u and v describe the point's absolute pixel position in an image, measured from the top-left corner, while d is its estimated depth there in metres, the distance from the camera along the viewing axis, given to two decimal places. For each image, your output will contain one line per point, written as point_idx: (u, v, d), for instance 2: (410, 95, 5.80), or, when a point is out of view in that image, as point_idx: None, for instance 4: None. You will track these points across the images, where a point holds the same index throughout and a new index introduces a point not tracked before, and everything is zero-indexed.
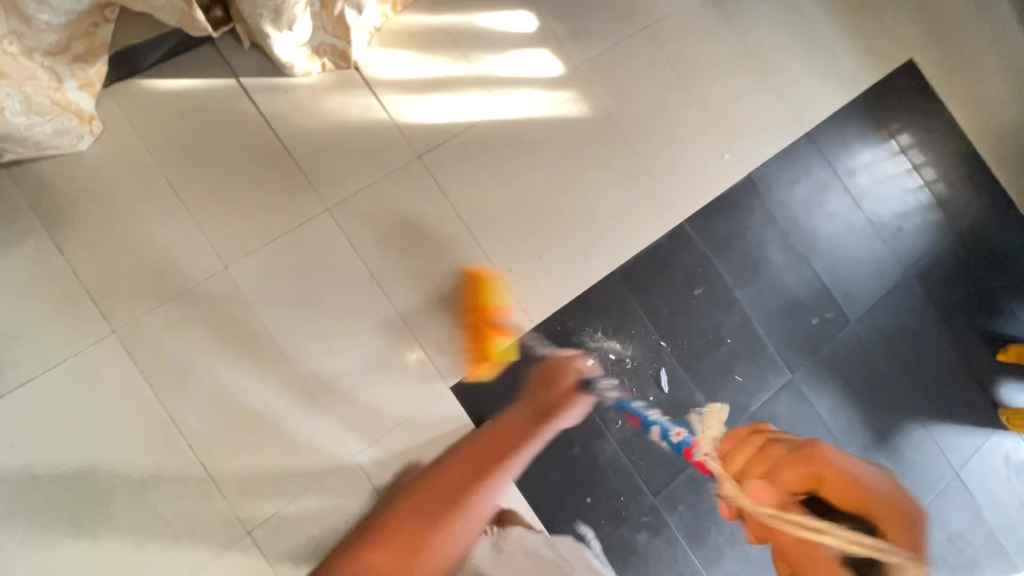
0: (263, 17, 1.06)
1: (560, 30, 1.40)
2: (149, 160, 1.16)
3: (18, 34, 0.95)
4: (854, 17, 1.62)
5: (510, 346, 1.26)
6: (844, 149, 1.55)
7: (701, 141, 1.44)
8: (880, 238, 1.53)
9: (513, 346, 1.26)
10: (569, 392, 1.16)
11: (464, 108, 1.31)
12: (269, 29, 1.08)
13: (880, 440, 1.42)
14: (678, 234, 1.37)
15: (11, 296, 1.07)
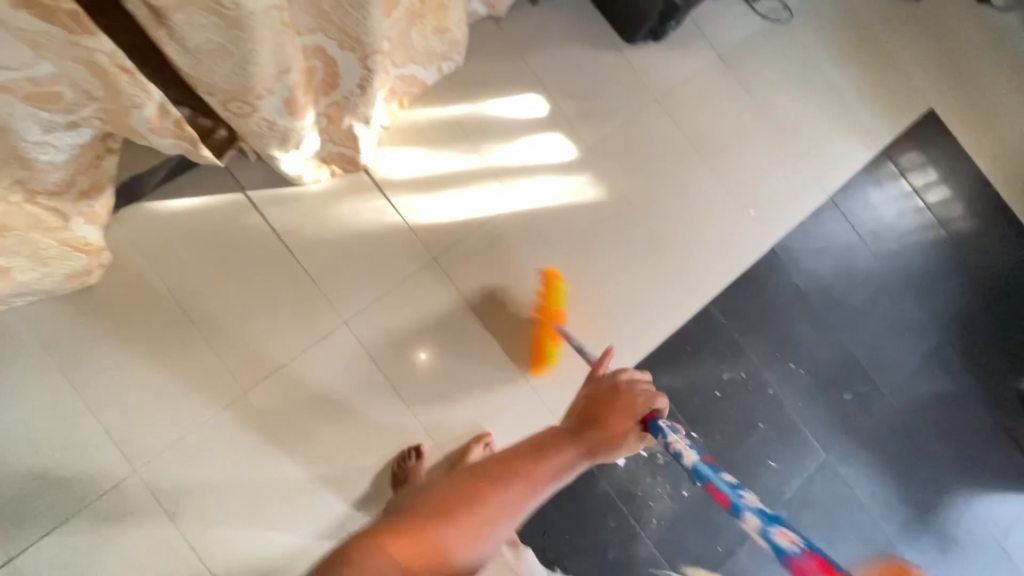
0: (269, 145, 0.99)
1: (571, 110, 1.36)
2: (161, 285, 1.12)
3: (23, 180, 0.90)
4: (871, 69, 1.57)
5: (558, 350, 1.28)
6: (866, 210, 1.51)
7: (722, 215, 1.40)
8: (908, 301, 1.48)
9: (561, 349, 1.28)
10: (616, 434, 0.77)
11: (479, 203, 1.28)
12: (277, 153, 1.02)
13: (922, 515, 1.37)
14: (703, 316, 1.34)
15: (22, 443, 1.02)
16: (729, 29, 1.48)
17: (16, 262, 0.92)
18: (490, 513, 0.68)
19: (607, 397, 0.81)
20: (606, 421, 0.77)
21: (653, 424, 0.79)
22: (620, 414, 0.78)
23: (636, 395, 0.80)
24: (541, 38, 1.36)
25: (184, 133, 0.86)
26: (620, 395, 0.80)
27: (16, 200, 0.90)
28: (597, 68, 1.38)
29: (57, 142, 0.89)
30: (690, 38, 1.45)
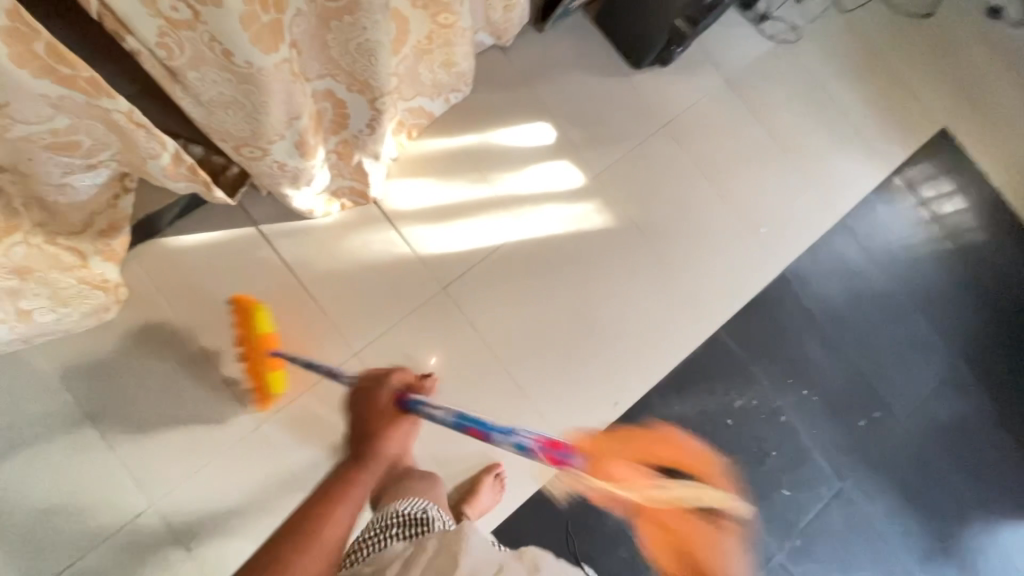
0: (282, 184, 1.01)
1: (578, 137, 1.36)
2: (177, 319, 1.14)
3: (43, 221, 0.93)
4: (881, 89, 1.56)
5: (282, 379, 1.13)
6: (878, 230, 1.49)
7: (731, 238, 1.39)
8: (923, 323, 1.46)
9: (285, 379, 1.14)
10: (393, 415, 0.90)
11: (487, 232, 1.28)
12: (289, 190, 1.04)
13: (942, 545, 1.34)
14: (713, 342, 1.33)
15: (46, 477, 1.05)
16: (736, 52, 1.48)
17: (37, 304, 0.94)
18: (323, 538, 0.74)
19: (365, 403, 0.93)
20: (386, 425, 0.89)
21: (410, 400, 0.88)
22: (388, 411, 0.90)
23: (387, 387, 0.94)
24: (548, 66, 1.36)
25: (199, 177, 0.87)
26: (376, 393, 0.93)
27: (38, 241, 0.92)
28: (604, 94, 1.39)
29: (77, 182, 0.92)
30: (696, 62, 1.45)
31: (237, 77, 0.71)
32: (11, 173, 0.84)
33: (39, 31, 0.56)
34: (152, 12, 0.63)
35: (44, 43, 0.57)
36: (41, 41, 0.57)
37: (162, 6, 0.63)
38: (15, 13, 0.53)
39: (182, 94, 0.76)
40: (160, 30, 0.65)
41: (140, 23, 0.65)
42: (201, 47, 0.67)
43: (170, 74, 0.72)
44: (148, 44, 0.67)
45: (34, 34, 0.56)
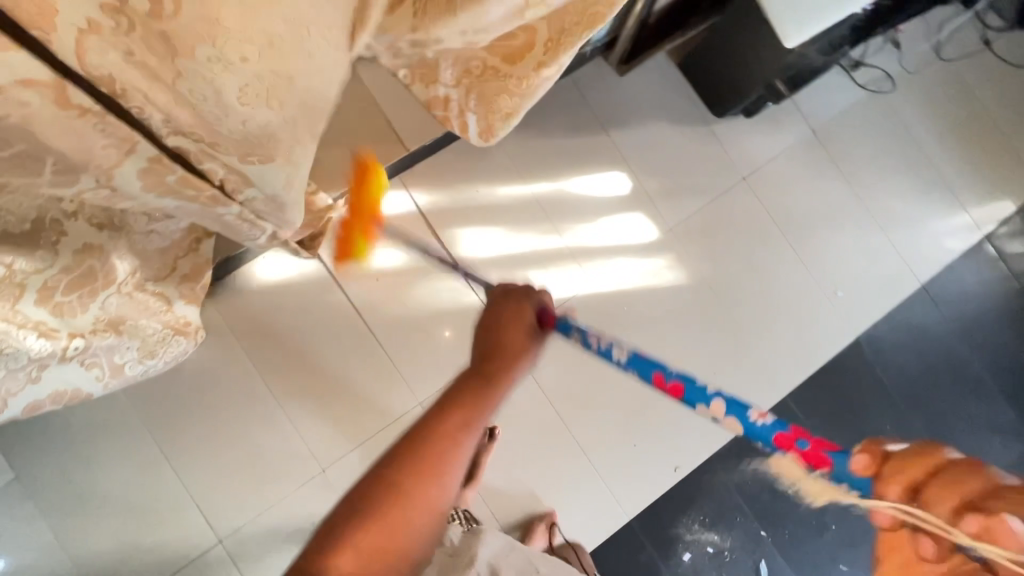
0: None
1: (654, 188, 1.32)
2: (247, 360, 1.15)
3: (133, 269, 0.91)
4: (972, 148, 1.48)
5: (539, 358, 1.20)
6: (962, 298, 1.42)
7: (806, 301, 1.34)
8: (1000, 398, 1.40)
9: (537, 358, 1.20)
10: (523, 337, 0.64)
11: (556, 283, 1.25)
12: None
13: None
14: (780, 410, 1.30)
15: (115, 513, 1.06)
16: (825, 103, 1.41)
17: (129, 358, 0.96)
18: (441, 496, 0.54)
19: (491, 308, 0.67)
20: (511, 353, 0.63)
21: (562, 320, 0.68)
22: (513, 328, 0.64)
23: (530, 306, 0.66)
24: (628, 113, 1.32)
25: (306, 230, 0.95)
26: (513, 302, 0.66)
27: (129, 289, 0.91)
28: (684, 143, 1.34)
29: (162, 228, 0.91)
30: (783, 113, 1.39)
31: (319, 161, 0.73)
32: (107, 229, 0.82)
33: (175, 170, 0.58)
34: (278, 163, 0.65)
35: (178, 176, 0.59)
36: (175, 174, 0.58)
37: (289, 155, 0.65)
38: (159, 159, 0.56)
39: (291, 212, 0.76)
40: (283, 172, 0.67)
41: (267, 178, 0.66)
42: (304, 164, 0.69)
43: (283, 202, 0.73)
44: (271, 189, 0.68)
45: (169, 171, 0.58)
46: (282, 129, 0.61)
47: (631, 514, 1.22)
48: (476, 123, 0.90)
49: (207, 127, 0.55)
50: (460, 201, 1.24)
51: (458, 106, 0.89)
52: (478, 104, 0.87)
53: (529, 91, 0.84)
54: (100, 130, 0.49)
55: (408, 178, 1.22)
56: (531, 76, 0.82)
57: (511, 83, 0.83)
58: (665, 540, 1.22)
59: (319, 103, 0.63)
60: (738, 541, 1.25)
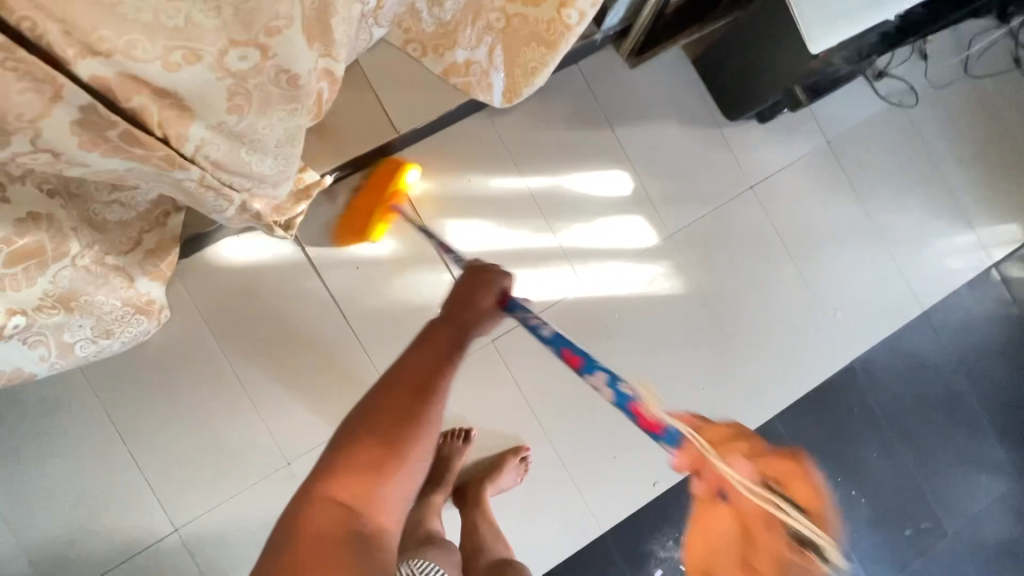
0: None
1: (657, 192, 1.25)
2: (212, 343, 1.08)
3: (90, 242, 0.85)
4: (990, 172, 1.42)
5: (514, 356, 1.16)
6: (963, 326, 1.38)
7: (805, 318, 1.29)
8: (991, 433, 1.37)
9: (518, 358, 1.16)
10: (482, 307, 0.68)
11: (546, 284, 1.19)
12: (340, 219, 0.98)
13: None
14: (767, 431, 1.25)
15: (66, 493, 1.01)
16: (842, 111, 1.34)
17: (79, 336, 0.89)
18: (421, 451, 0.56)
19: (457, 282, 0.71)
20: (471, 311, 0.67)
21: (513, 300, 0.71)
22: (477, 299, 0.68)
23: (492, 280, 0.71)
24: (635, 107, 1.24)
25: (288, 212, 0.92)
26: (480, 278, 0.71)
27: (84, 262, 0.84)
28: (692, 146, 1.27)
29: (125, 200, 0.86)
30: (799, 120, 1.32)
31: (296, 103, 0.64)
32: (59, 198, 0.76)
33: (114, 122, 0.50)
34: (219, 75, 0.54)
35: (120, 130, 0.51)
36: (116, 129, 0.51)
37: (229, 61, 0.54)
38: (93, 108, 0.49)
39: (252, 158, 0.65)
40: (228, 91, 0.56)
41: (208, 97, 0.55)
42: (269, 88, 0.60)
43: (238, 137, 0.61)
44: (215, 116, 0.57)
45: (108, 123, 0.50)
46: (230, 32, 0.52)
47: (606, 526, 1.18)
48: (502, 81, 1.05)
49: (115, 22, 0.45)
50: (450, 190, 1.17)
51: (482, 69, 1.04)
52: (506, 57, 1.01)
53: (553, 39, 0.92)
54: (10, 69, 0.43)
55: (396, 161, 1.15)
56: (557, 19, 0.90)
57: (542, 32, 0.93)
58: (639, 556, 1.19)
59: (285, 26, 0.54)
60: None
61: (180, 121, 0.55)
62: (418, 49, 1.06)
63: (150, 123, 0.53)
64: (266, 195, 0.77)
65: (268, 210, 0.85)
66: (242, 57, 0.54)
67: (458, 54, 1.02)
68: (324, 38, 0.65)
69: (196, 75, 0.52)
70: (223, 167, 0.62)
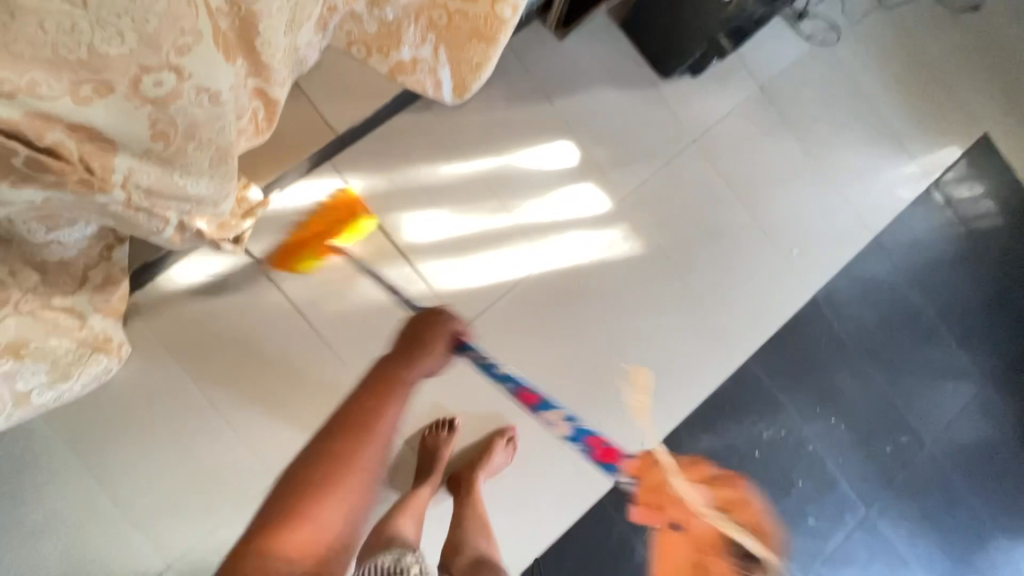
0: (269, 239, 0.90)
1: (603, 157, 1.26)
2: (179, 373, 1.06)
3: (32, 287, 0.81)
4: (918, 96, 1.48)
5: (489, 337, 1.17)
6: (913, 245, 1.44)
7: (763, 260, 1.32)
8: (953, 343, 1.43)
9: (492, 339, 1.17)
10: (433, 342, 0.78)
11: (508, 264, 1.20)
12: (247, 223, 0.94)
13: (960, 566, 1.37)
14: (743, 373, 1.29)
15: (49, 546, 0.98)
16: (771, 57, 1.38)
17: (35, 385, 0.86)
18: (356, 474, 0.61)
19: (415, 328, 0.80)
20: (429, 345, 0.77)
21: (466, 343, 0.86)
22: (436, 341, 0.78)
23: (445, 321, 0.81)
24: (570, 78, 1.25)
25: (235, 229, 0.91)
26: (433, 322, 0.80)
27: (30, 308, 0.81)
28: (632, 108, 1.28)
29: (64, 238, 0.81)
30: (731, 70, 1.35)
31: (223, 120, 0.61)
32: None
33: (17, 149, 0.47)
34: (136, 103, 0.52)
35: (25, 157, 0.48)
36: (21, 155, 0.47)
37: (144, 87, 0.51)
38: None
39: (187, 181, 0.64)
40: (149, 120, 0.54)
41: (126, 125, 0.53)
42: (193, 112, 0.56)
43: (168, 164, 0.60)
44: (140, 146, 0.55)
45: (10, 150, 0.47)
46: (140, 56, 0.49)
47: (602, 491, 1.20)
48: (449, 79, 1.07)
49: (13, 62, 0.43)
50: (398, 183, 1.16)
51: (429, 67, 1.04)
52: (450, 56, 1.03)
53: (493, 33, 0.97)
54: None
55: (341, 163, 1.14)
56: (492, 15, 0.95)
57: (480, 28, 0.97)
58: None
59: (197, 35, 0.52)
60: None
61: (103, 154, 0.54)
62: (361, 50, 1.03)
63: (74, 162, 0.52)
64: (207, 213, 0.76)
65: (214, 228, 0.84)
66: (158, 82, 0.51)
67: (403, 52, 1.01)
68: (250, 52, 0.65)
69: (111, 108, 0.51)
70: (156, 188, 0.61)
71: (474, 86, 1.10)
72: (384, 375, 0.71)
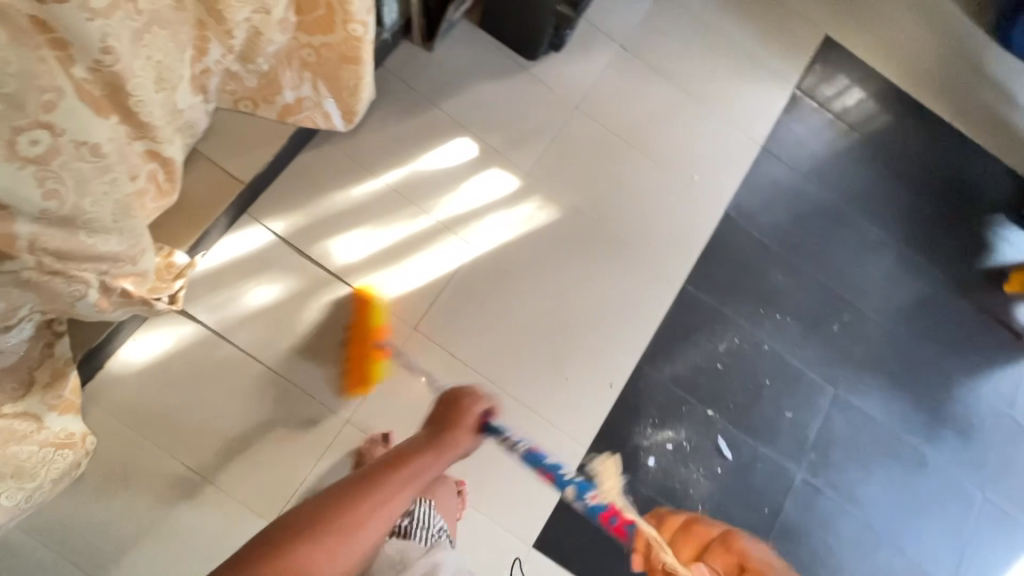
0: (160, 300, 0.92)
1: (499, 142, 1.36)
2: (150, 448, 1.08)
3: None
4: (760, 18, 1.65)
5: (438, 328, 1.23)
6: (798, 144, 1.57)
7: (670, 193, 1.43)
8: (861, 218, 1.55)
9: (444, 330, 1.23)
10: (468, 424, 0.76)
11: (442, 260, 1.27)
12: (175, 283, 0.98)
13: (936, 414, 1.45)
14: (684, 298, 1.37)
15: None
16: (621, 18, 1.52)
17: (2, 488, 0.89)
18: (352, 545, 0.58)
19: (446, 405, 0.78)
20: (458, 429, 0.74)
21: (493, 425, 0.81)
22: (467, 416, 0.76)
23: (480, 399, 0.79)
24: (448, 81, 1.36)
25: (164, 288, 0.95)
26: (461, 403, 0.78)
27: None
28: (512, 93, 1.40)
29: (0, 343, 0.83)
30: (589, 38, 1.48)
31: (113, 172, 0.68)
32: None
33: None
34: (18, 164, 0.57)
35: None
36: None
37: (21, 147, 0.57)
38: None
39: (96, 237, 0.69)
40: (36, 178, 0.60)
41: (14, 186, 0.58)
42: (78, 166, 0.63)
43: (68, 222, 0.65)
44: (35, 206, 0.61)
45: None
46: (10, 118, 0.55)
47: (588, 443, 1.24)
48: (336, 108, 1.17)
49: None
50: (316, 214, 1.23)
51: (313, 102, 1.15)
52: (329, 87, 1.13)
53: (355, 54, 1.05)
54: None
55: (258, 211, 1.20)
56: (349, 37, 1.02)
57: (345, 54, 1.06)
58: (628, 456, 1.25)
59: (59, 90, 0.58)
60: (693, 429, 1.30)
61: None
62: (248, 104, 1.15)
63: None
64: (130, 271, 0.80)
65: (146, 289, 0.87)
66: (33, 140, 0.57)
67: (287, 95, 1.12)
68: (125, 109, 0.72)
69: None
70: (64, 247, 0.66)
71: (362, 109, 1.20)
72: (407, 460, 0.67)
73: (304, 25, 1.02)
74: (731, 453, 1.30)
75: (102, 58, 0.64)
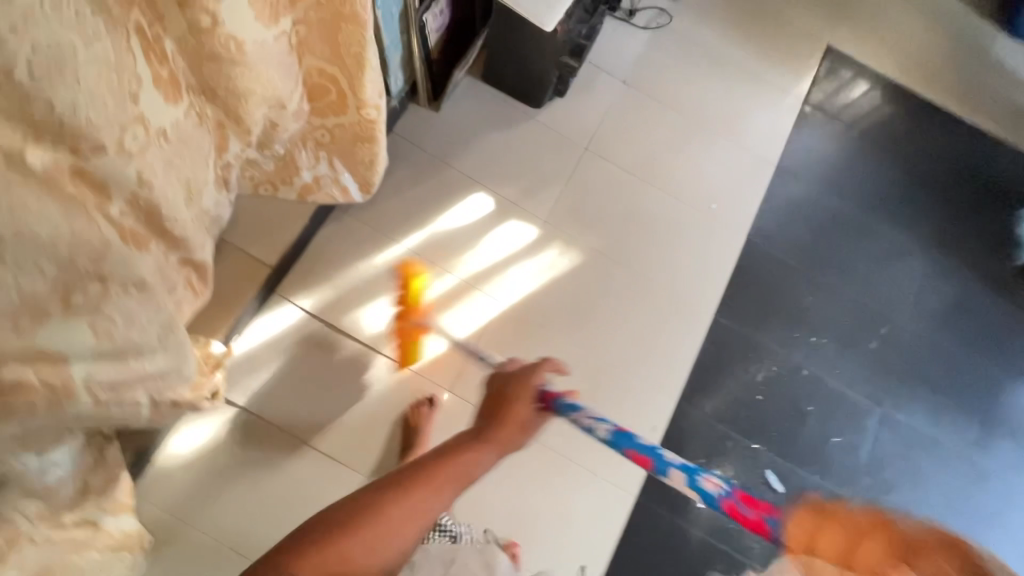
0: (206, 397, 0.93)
1: (514, 194, 1.37)
2: (203, 541, 1.08)
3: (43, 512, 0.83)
4: (759, 36, 1.65)
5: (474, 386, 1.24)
6: (813, 159, 1.56)
7: (689, 224, 1.42)
8: (886, 226, 1.53)
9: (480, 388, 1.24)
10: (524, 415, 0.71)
11: (470, 317, 1.27)
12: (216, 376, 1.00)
13: (988, 422, 1.40)
14: (715, 329, 1.36)
15: None
16: (621, 54, 1.53)
17: None
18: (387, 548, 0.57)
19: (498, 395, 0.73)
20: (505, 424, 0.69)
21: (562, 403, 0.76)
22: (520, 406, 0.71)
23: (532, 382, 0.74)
24: (457, 139, 1.38)
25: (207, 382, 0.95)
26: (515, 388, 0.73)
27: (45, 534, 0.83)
28: (521, 142, 1.41)
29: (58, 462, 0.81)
30: (591, 78, 1.49)
31: (156, 301, 0.69)
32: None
33: None
34: (71, 317, 0.59)
35: None
36: None
37: (73, 301, 0.59)
38: None
39: (146, 362, 0.70)
40: (88, 325, 0.61)
41: (68, 336, 0.60)
42: (126, 305, 0.64)
43: (119, 357, 0.66)
44: (89, 350, 0.62)
45: None
46: (62, 279, 0.56)
47: (635, 490, 1.22)
48: (353, 182, 1.19)
49: None
50: (342, 287, 1.24)
51: (331, 178, 1.16)
52: (345, 163, 1.14)
53: (369, 134, 1.06)
54: None
55: (286, 291, 1.22)
56: (363, 119, 1.03)
57: (359, 135, 1.07)
58: (677, 499, 1.23)
59: (105, 243, 0.59)
60: (740, 465, 1.27)
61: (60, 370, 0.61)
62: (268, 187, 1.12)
63: (37, 386, 0.59)
64: (177, 382, 0.80)
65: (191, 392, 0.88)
66: (84, 293, 0.59)
67: (304, 176, 1.13)
68: (163, 234, 0.73)
69: (53, 328, 0.58)
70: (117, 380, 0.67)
71: (377, 178, 1.21)
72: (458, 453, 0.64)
73: (317, 109, 1.02)
74: (782, 486, 1.27)
75: (140, 196, 0.66)
